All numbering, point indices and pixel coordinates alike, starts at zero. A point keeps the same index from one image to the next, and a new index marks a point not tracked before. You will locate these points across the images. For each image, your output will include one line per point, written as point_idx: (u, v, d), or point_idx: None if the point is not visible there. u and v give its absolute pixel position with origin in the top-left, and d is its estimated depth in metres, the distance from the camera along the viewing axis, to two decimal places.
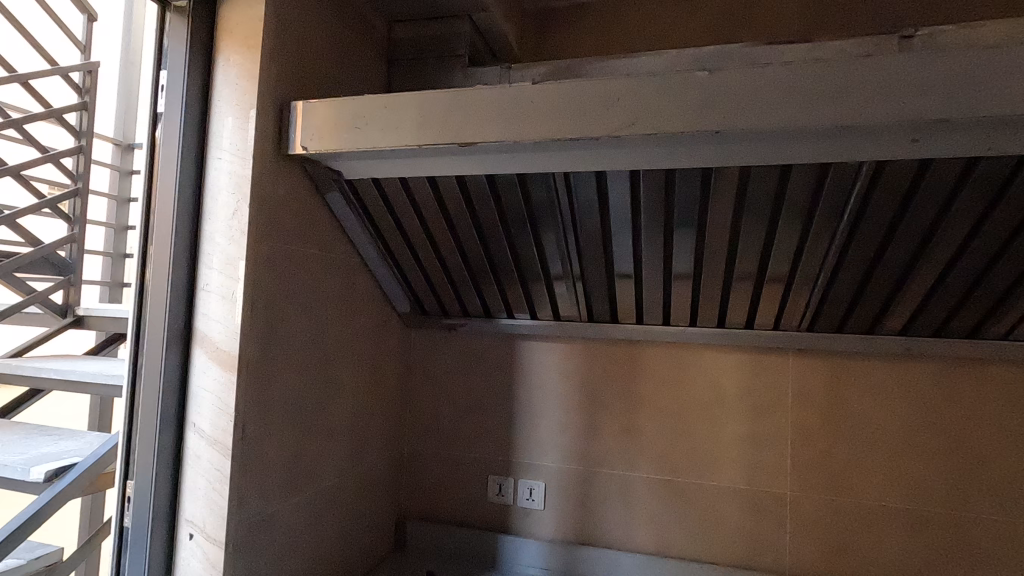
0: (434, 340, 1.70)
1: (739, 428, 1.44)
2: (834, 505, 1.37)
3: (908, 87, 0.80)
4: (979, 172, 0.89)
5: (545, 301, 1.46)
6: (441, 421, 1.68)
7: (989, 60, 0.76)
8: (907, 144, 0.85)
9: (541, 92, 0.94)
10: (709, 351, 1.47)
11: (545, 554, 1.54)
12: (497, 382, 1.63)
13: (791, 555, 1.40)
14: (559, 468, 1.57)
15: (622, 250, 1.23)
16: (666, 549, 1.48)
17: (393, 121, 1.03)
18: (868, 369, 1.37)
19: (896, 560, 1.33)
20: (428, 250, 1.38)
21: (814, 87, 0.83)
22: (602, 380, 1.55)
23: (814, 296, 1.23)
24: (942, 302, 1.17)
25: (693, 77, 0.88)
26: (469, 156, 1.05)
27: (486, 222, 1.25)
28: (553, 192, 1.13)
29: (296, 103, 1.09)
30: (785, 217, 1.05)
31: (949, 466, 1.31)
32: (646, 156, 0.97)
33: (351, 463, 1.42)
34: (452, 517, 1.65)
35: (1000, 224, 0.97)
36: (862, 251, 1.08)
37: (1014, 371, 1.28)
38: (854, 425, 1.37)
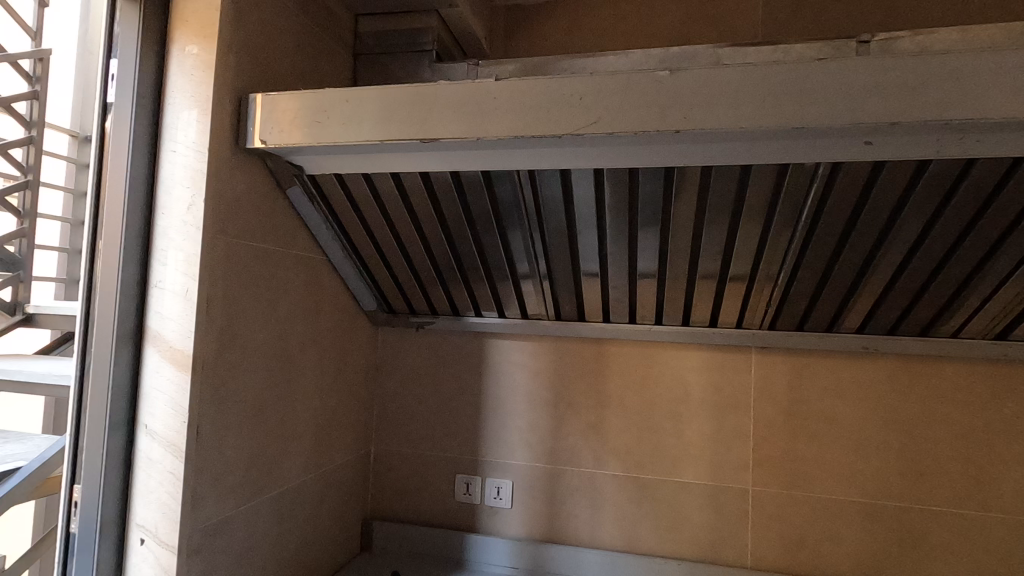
0: (402, 339, 1.68)
1: (704, 425, 1.46)
2: (795, 501, 1.40)
3: (863, 89, 0.81)
4: (931, 173, 0.91)
5: (513, 299, 1.46)
6: (409, 420, 1.66)
7: (935, 65, 0.78)
8: (862, 146, 0.86)
9: (502, 88, 0.93)
10: (676, 350, 1.48)
11: (512, 553, 1.54)
12: (466, 381, 1.62)
13: (753, 551, 1.42)
14: (526, 466, 1.57)
15: (587, 249, 1.23)
16: (631, 545, 1.49)
17: (352, 116, 1.01)
18: (828, 367, 1.39)
19: (854, 553, 1.36)
20: (394, 248, 1.36)
21: (772, 88, 0.83)
22: (570, 379, 1.55)
23: (775, 295, 1.25)
24: (898, 301, 1.20)
25: (654, 76, 0.87)
26: (431, 152, 1.04)
27: (451, 220, 1.24)
28: (518, 190, 1.12)
29: (254, 95, 1.06)
30: (746, 217, 1.06)
31: (904, 462, 1.34)
32: (607, 154, 0.97)
33: (315, 464, 1.40)
34: (419, 517, 1.64)
35: (951, 224, 0.99)
36: (821, 251, 1.10)
37: (964, 368, 1.32)
38: (815, 422, 1.39)
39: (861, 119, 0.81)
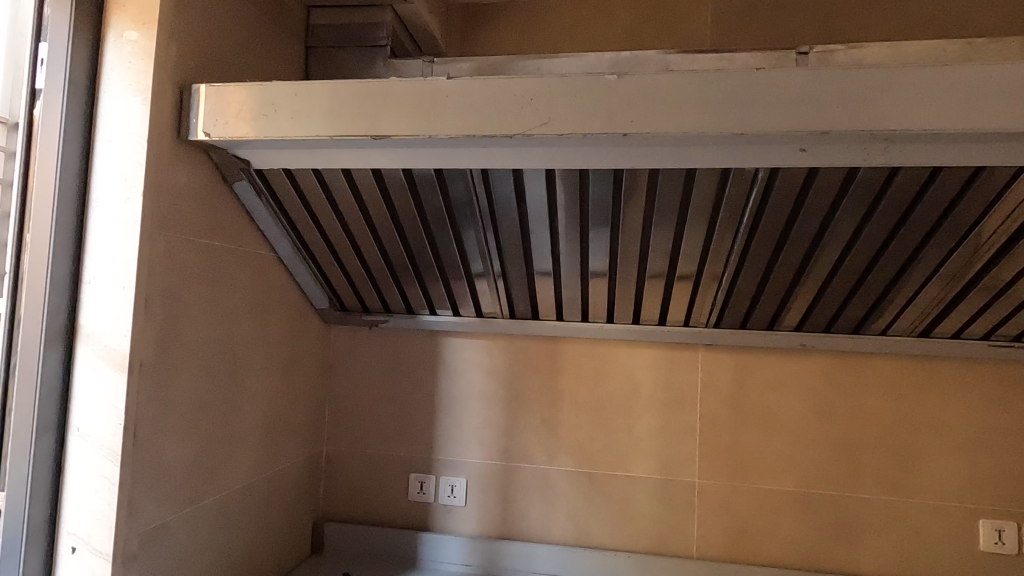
0: (356, 337, 1.66)
1: (654, 421, 1.50)
2: (738, 492, 1.45)
3: (796, 99, 0.85)
4: (860, 180, 0.96)
5: (467, 297, 1.46)
6: (363, 420, 1.64)
7: (861, 78, 0.83)
8: (797, 152, 0.91)
9: (455, 86, 0.94)
10: (627, 347, 1.52)
11: (466, 551, 1.55)
12: (420, 380, 1.62)
13: (699, 542, 1.47)
14: (481, 463, 1.58)
15: (540, 249, 1.24)
16: (582, 540, 1.52)
17: (302, 110, 0.99)
18: (770, 363, 1.45)
19: (791, 541, 1.43)
20: (346, 245, 1.34)
21: (714, 95, 0.87)
22: (524, 376, 1.56)
23: (720, 294, 1.29)
24: (832, 301, 1.26)
25: (602, 79, 0.89)
26: (382, 149, 1.03)
27: (404, 218, 1.23)
28: (470, 189, 1.13)
29: (197, 86, 1.03)
30: (692, 219, 1.09)
31: (838, 453, 1.42)
32: (558, 155, 0.98)
33: (263, 466, 1.36)
34: (372, 517, 1.62)
35: (879, 228, 1.05)
36: (762, 253, 1.15)
37: (891, 364, 1.40)
38: (757, 416, 1.45)
39: (795, 127, 0.85)
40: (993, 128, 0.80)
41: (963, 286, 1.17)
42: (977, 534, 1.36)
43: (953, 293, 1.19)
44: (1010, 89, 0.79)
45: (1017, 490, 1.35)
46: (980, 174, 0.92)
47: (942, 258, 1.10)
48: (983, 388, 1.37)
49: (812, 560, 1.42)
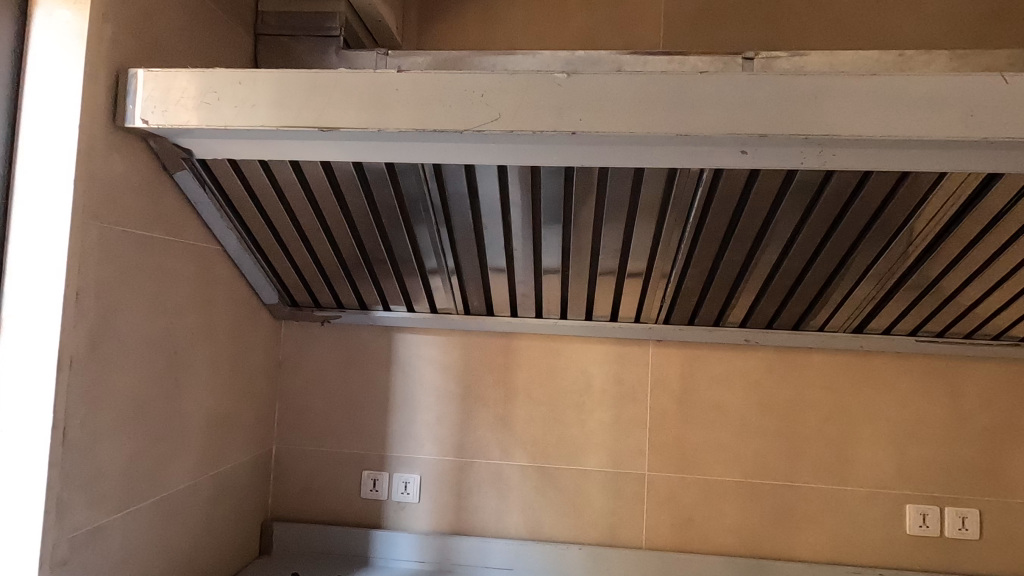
0: (308, 333, 1.63)
1: (606, 415, 1.53)
2: (685, 483, 1.50)
3: (737, 102, 0.87)
4: (798, 182, 1.01)
5: (421, 293, 1.45)
6: (314, 418, 1.62)
7: (797, 84, 0.86)
8: (738, 154, 0.94)
9: (406, 80, 0.93)
10: (581, 343, 1.54)
11: (420, 547, 1.54)
12: (374, 376, 1.60)
13: (648, 532, 1.50)
14: (435, 460, 1.57)
15: (493, 246, 1.25)
16: (535, 533, 1.53)
17: (246, 99, 0.96)
18: (716, 359, 1.50)
19: (734, 530, 1.48)
20: (296, 239, 1.31)
21: (661, 96, 0.89)
22: (479, 372, 1.57)
23: (669, 290, 1.33)
24: (774, 298, 1.31)
25: (553, 78, 0.90)
26: (331, 142, 1.01)
27: (356, 213, 1.21)
28: (423, 185, 1.12)
29: (135, 70, 0.98)
30: (641, 217, 1.12)
31: (779, 444, 1.48)
32: (509, 152, 0.99)
33: (207, 465, 1.32)
34: (324, 516, 1.60)
35: (816, 228, 1.10)
36: (707, 251, 1.18)
37: (829, 359, 1.47)
38: (705, 409, 1.50)
39: (736, 130, 0.88)
40: (917, 136, 0.85)
41: (893, 284, 1.23)
42: (905, 518, 1.44)
43: (884, 291, 1.25)
44: (931, 100, 0.84)
45: (940, 476, 1.44)
46: (907, 178, 0.97)
47: (874, 258, 1.16)
48: (912, 381, 1.45)
49: (754, 548, 1.48)
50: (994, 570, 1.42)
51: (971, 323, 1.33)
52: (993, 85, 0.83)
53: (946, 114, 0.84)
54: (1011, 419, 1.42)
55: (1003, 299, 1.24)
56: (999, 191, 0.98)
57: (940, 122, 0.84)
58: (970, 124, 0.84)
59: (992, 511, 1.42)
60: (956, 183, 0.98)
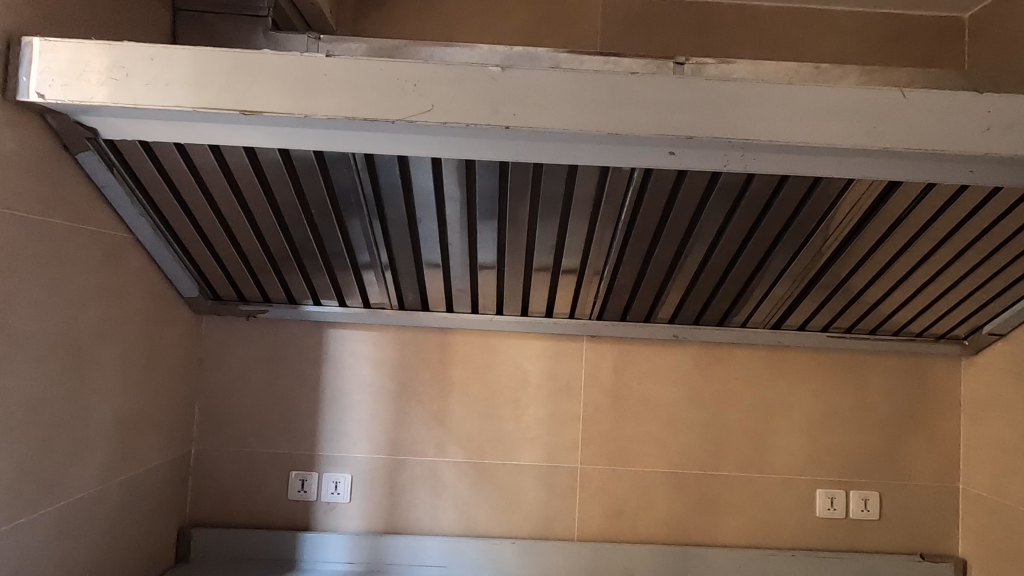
0: (232, 328, 1.55)
1: (541, 410, 1.54)
2: (616, 475, 1.54)
3: (666, 104, 0.90)
4: (722, 184, 1.05)
5: (354, 288, 1.41)
6: (239, 418, 1.54)
7: (723, 90, 0.90)
8: (666, 155, 0.96)
9: (335, 65, 0.89)
10: (517, 339, 1.55)
11: (350, 548, 1.50)
12: (304, 373, 1.54)
13: (581, 524, 1.53)
14: (367, 458, 1.53)
15: (428, 241, 1.23)
16: (470, 529, 1.53)
17: (160, 76, 0.89)
18: (647, 354, 1.55)
19: (662, 518, 1.54)
20: (218, 229, 1.24)
21: (592, 95, 0.90)
22: (413, 368, 1.54)
23: (602, 287, 1.35)
24: (701, 295, 1.37)
25: (487, 71, 0.89)
26: (254, 127, 0.96)
27: (283, 203, 1.16)
28: (354, 177, 1.08)
29: (29, 39, 0.89)
30: (575, 215, 1.13)
31: (704, 435, 1.54)
32: (443, 144, 0.97)
33: (116, 470, 1.23)
34: (248, 520, 1.53)
35: (738, 229, 1.15)
36: (638, 248, 1.21)
37: (750, 353, 1.55)
38: (636, 403, 1.55)
39: (664, 131, 0.90)
40: (828, 143, 0.90)
41: (808, 284, 1.31)
42: (816, 503, 1.54)
43: (800, 290, 1.33)
44: (840, 109, 0.90)
45: (847, 463, 1.55)
46: (819, 183, 1.03)
47: (790, 259, 1.23)
48: (824, 374, 1.55)
49: (680, 535, 1.54)
50: (891, 547, 1.54)
51: (875, 320, 1.44)
52: (894, 99, 0.90)
53: (853, 124, 0.90)
54: (908, 408, 1.55)
55: (902, 297, 1.34)
56: (898, 198, 1.06)
57: (849, 130, 0.90)
58: (873, 135, 0.90)
59: (891, 492, 1.55)
60: (862, 189, 1.05)
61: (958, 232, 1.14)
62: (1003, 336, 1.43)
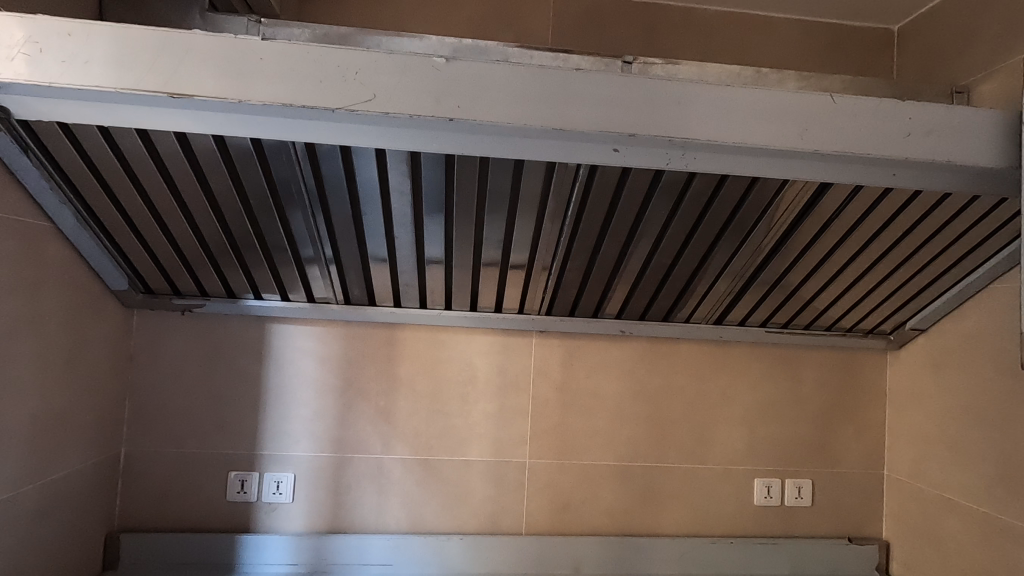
0: (166, 324, 1.48)
1: (490, 405, 1.54)
2: (564, 469, 1.55)
3: (609, 101, 0.91)
4: (664, 182, 1.07)
5: (296, 282, 1.37)
6: (174, 417, 1.47)
7: (663, 89, 0.91)
8: (611, 152, 0.97)
9: (272, 49, 0.86)
10: (466, 335, 1.54)
11: (292, 550, 1.45)
12: (245, 370, 1.49)
13: (528, 519, 1.54)
14: (311, 457, 1.50)
15: (373, 235, 1.20)
16: (417, 526, 1.51)
17: (79, 54, 0.84)
18: (594, 349, 1.57)
19: (607, 510, 1.57)
20: (148, 219, 1.18)
21: (537, 90, 0.89)
22: (360, 364, 1.51)
23: (550, 282, 1.36)
24: (646, 292, 1.39)
25: (431, 61, 0.88)
26: (184, 111, 0.91)
27: (220, 193, 1.10)
28: (294, 167, 1.04)
29: None
30: (521, 210, 1.13)
31: (649, 428, 1.58)
32: (385, 135, 0.94)
33: (35, 474, 1.15)
34: (183, 523, 1.47)
35: (681, 225, 1.18)
36: (585, 244, 1.22)
37: (692, 348, 1.60)
38: (583, 397, 1.56)
39: (607, 127, 0.91)
40: (763, 144, 0.93)
41: (746, 281, 1.36)
42: (754, 492, 1.60)
43: (740, 286, 1.37)
44: (774, 112, 0.93)
45: (783, 453, 1.61)
46: (756, 184, 1.07)
47: (730, 256, 1.27)
48: (761, 367, 1.61)
49: (624, 526, 1.57)
50: (821, 532, 1.62)
51: (809, 315, 1.50)
52: (824, 103, 0.94)
53: (787, 126, 0.94)
54: (839, 399, 1.63)
55: (833, 293, 1.41)
56: (828, 199, 1.11)
57: (782, 132, 0.93)
58: (805, 137, 0.94)
59: (822, 480, 1.62)
60: (796, 190, 1.09)
61: (884, 231, 1.21)
62: (923, 331, 1.52)
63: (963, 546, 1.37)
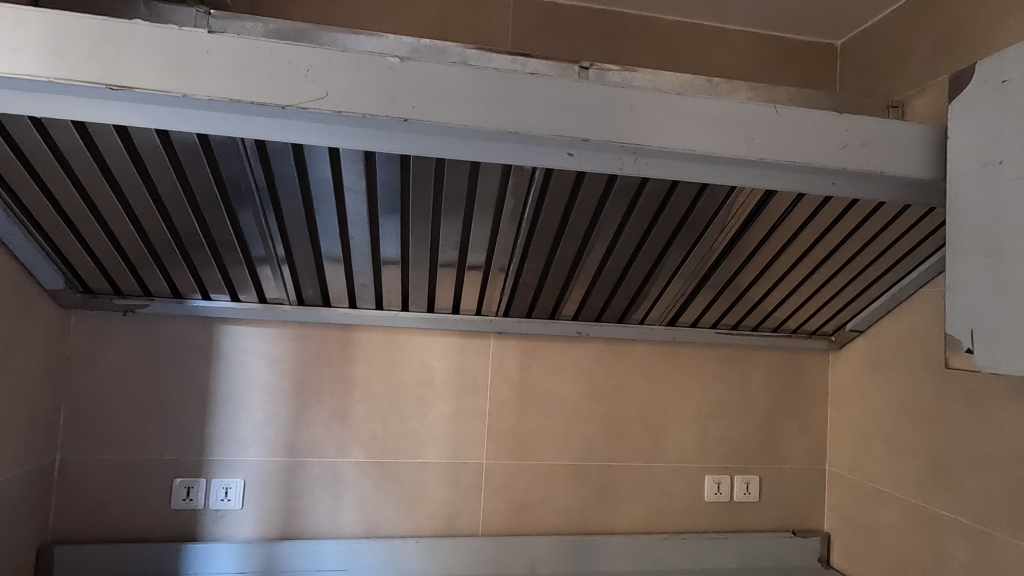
0: (107, 325, 1.41)
1: (447, 407, 1.54)
2: (521, 469, 1.56)
3: (563, 106, 0.92)
4: (618, 186, 1.09)
5: (247, 283, 1.33)
6: (115, 423, 1.41)
7: (616, 96, 0.93)
8: (565, 156, 0.98)
9: (220, 43, 0.84)
10: (423, 336, 1.53)
11: (241, 557, 1.41)
12: (192, 373, 1.44)
13: (485, 519, 1.55)
14: (262, 461, 1.46)
15: (327, 234, 1.18)
16: (371, 530, 1.50)
17: (8, 40, 0.79)
18: (551, 350, 1.59)
19: (563, 510, 1.58)
20: (87, 216, 1.13)
21: (492, 93, 0.90)
22: (314, 366, 1.48)
23: (508, 283, 1.36)
24: (601, 293, 1.42)
25: (385, 61, 0.87)
26: (124, 104, 0.87)
27: (164, 189, 1.06)
28: (243, 164, 1.02)
29: None
30: (478, 212, 1.13)
31: (605, 428, 1.61)
32: (339, 134, 0.93)
33: None
34: (124, 534, 1.40)
35: (635, 228, 1.20)
36: (542, 245, 1.23)
37: (647, 349, 1.63)
38: (540, 398, 1.58)
39: (561, 131, 0.92)
40: (711, 151, 0.96)
41: (698, 284, 1.40)
42: (705, 488, 1.65)
43: (692, 288, 1.41)
44: (721, 120, 0.97)
45: (732, 450, 1.67)
46: (705, 189, 1.10)
47: (682, 259, 1.30)
48: (712, 367, 1.66)
49: (580, 525, 1.59)
50: (768, 526, 1.68)
51: (758, 317, 1.56)
52: (768, 114, 0.98)
53: (733, 134, 0.97)
54: (785, 398, 1.70)
55: (780, 295, 1.46)
56: (774, 205, 1.16)
57: (729, 141, 0.97)
58: (751, 145, 0.97)
59: (769, 476, 1.69)
60: (743, 197, 1.13)
61: (825, 237, 1.26)
62: (862, 332, 1.60)
63: (897, 536, 1.44)
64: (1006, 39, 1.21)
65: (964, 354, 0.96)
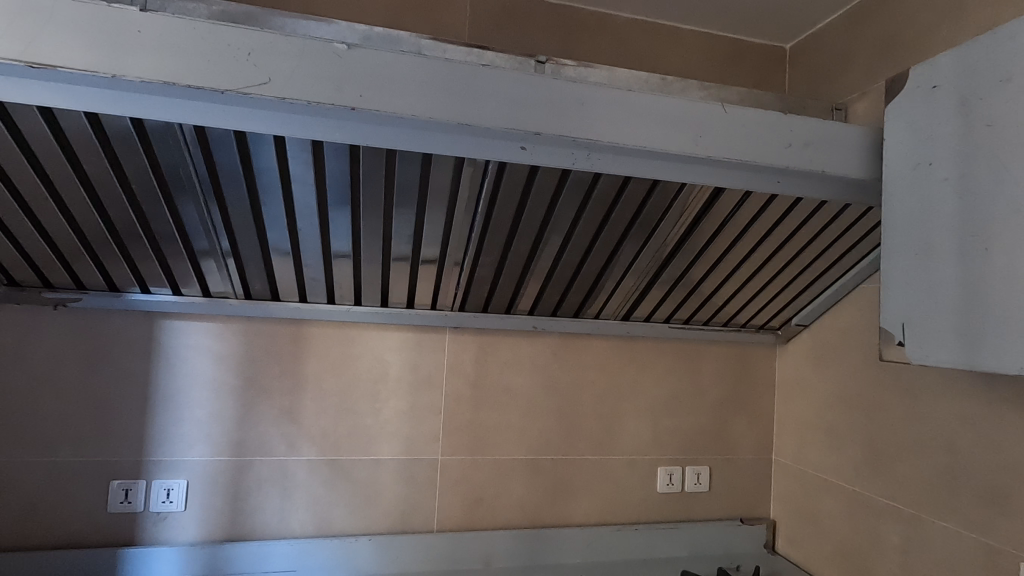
0: (37, 320, 1.33)
1: (401, 403, 1.52)
2: (477, 463, 1.56)
3: (515, 100, 0.92)
4: (571, 181, 1.09)
5: (190, 276, 1.28)
6: (45, 424, 1.33)
7: (568, 90, 0.94)
8: (518, 149, 0.98)
9: (152, 22, 0.79)
10: (377, 331, 1.50)
11: (183, 561, 1.36)
12: (131, 371, 1.37)
13: (440, 515, 1.54)
14: (206, 461, 1.40)
15: (274, 227, 1.14)
16: (323, 529, 1.46)
17: None
18: (507, 345, 1.59)
19: (519, 503, 1.59)
20: (11, 205, 1.06)
21: (443, 83, 0.88)
22: (262, 362, 1.44)
23: (463, 277, 1.35)
24: (557, 288, 1.42)
25: (331, 47, 0.84)
26: (47, 84, 0.82)
27: (96, 176, 1.00)
28: (181, 152, 0.97)
29: None
30: (431, 205, 1.11)
31: (560, 422, 1.62)
32: (283, 122, 0.90)
33: None
34: (55, 540, 1.33)
35: (590, 222, 1.20)
36: (497, 238, 1.22)
37: (603, 343, 1.65)
38: (496, 393, 1.58)
39: (512, 124, 0.91)
40: (660, 148, 0.98)
41: (651, 278, 1.42)
42: (657, 480, 1.68)
43: (646, 283, 1.43)
44: (670, 117, 0.98)
45: (684, 442, 1.71)
46: (657, 186, 1.12)
47: (636, 254, 1.32)
48: (665, 361, 1.70)
49: (536, 518, 1.60)
50: (718, 515, 1.73)
51: (709, 311, 1.60)
52: (715, 112, 1.00)
53: (682, 131, 0.99)
54: (734, 391, 1.75)
55: (730, 290, 1.50)
56: (722, 203, 1.18)
57: (679, 137, 0.98)
58: (699, 142, 0.99)
59: (718, 466, 1.73)
60: (694, 193, 1.15)
61: (772, 233, 1.30)
62: (807, 326, 1.66)
63: (836, 521, 1.50)
64: (940, 45, 1.27)
65: (897, 347, 1.01)
